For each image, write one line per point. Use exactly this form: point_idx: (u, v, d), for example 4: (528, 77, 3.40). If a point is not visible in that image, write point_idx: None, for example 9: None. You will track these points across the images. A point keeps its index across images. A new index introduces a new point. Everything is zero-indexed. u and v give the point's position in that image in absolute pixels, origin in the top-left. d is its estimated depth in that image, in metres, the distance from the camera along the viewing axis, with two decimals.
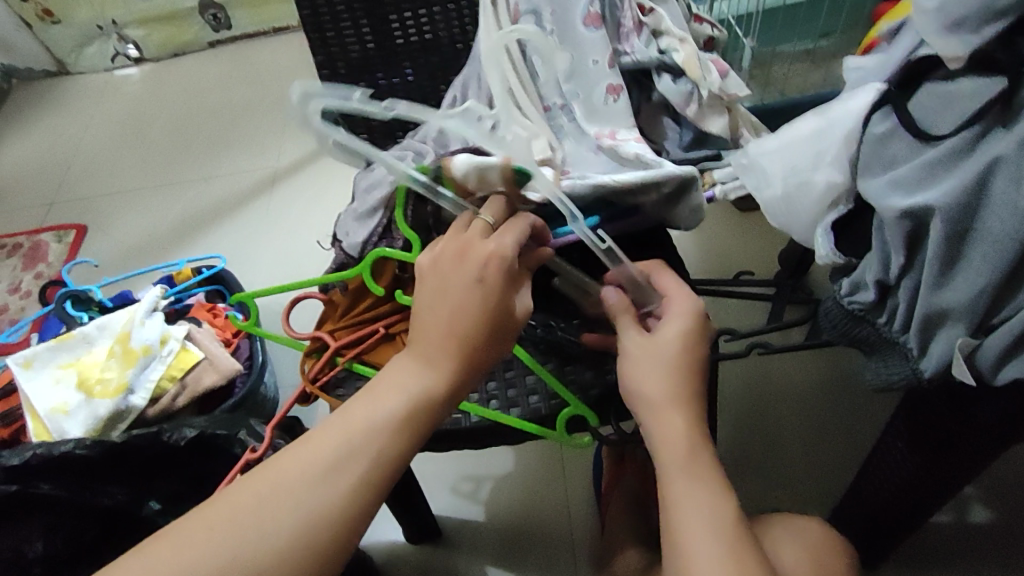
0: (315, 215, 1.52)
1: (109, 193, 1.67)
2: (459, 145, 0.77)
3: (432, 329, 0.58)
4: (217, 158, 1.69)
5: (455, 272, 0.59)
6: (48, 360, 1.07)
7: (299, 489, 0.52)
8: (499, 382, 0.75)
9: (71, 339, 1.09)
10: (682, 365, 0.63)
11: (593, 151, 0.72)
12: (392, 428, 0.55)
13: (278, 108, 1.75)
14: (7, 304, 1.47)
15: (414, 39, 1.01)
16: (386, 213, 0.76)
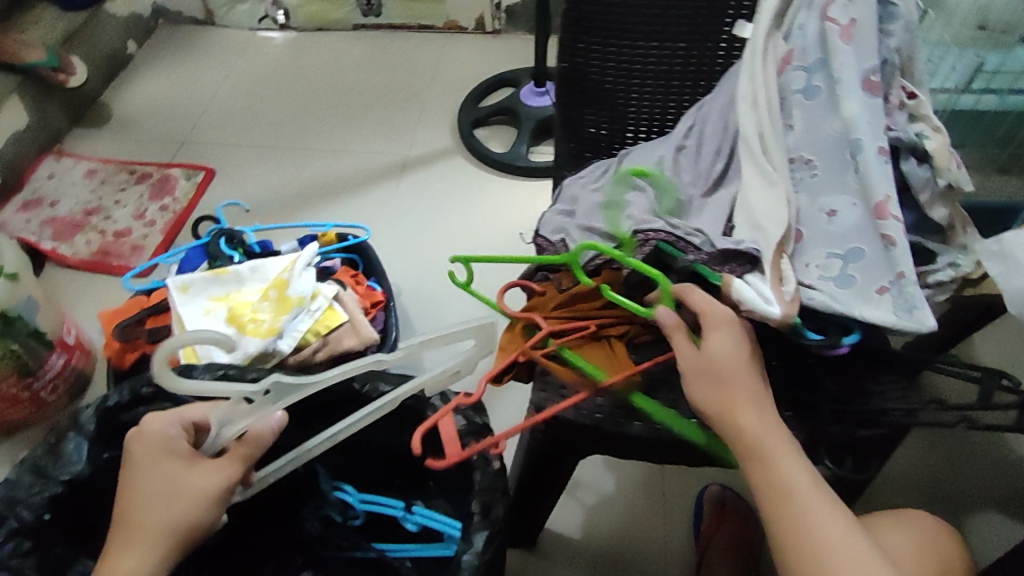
0: (442, 209, 1.53)
1: (238, 145, 1.69)
2: (699, 184, 0.83)
3: (136, 504, 0.65)
4: (349, 134, 1.71)
5: (136, 464, 0.67)
6: (203, 289, 1.10)
7: None
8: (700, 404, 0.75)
9: (225, 275, 1.12)
10: (745, 365, 0.65)
11: (824, 214, 0.75)
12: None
13: (415, 101, 1.77)
14: (130, 229, 1.51)
15: (613, 67, 0.90)
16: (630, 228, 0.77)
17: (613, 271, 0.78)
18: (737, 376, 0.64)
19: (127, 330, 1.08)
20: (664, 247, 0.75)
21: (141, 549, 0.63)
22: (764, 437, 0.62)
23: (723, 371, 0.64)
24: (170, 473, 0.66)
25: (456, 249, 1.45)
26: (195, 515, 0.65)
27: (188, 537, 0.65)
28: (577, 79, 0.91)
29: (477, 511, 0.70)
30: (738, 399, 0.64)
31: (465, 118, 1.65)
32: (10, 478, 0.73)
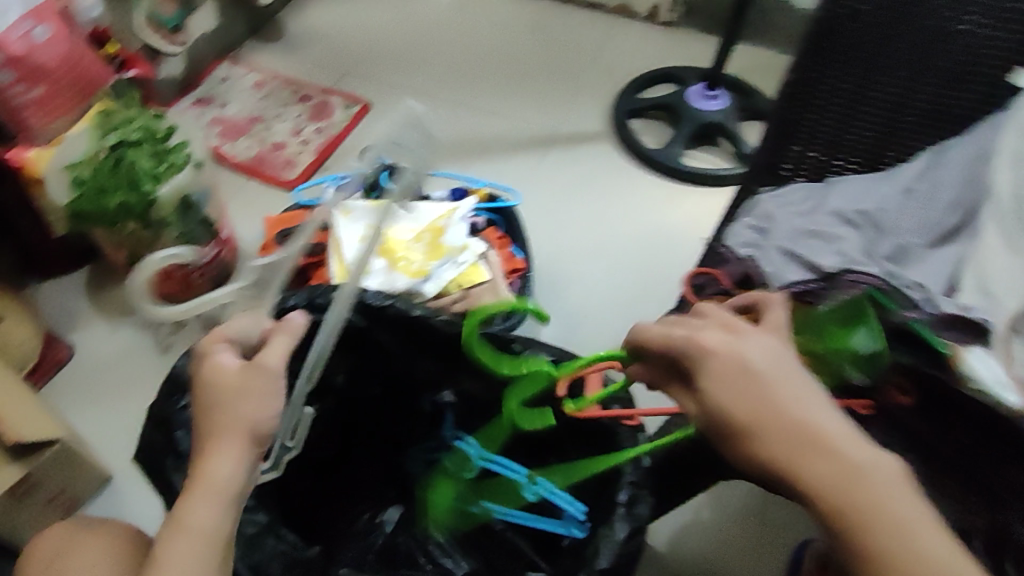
0: (585, 191, 1.50)
1: (397, 84, 1.71)
2: (917, 234, 0.77)
3: (210, 401, 0.62)
4: (504, 97, 1.70)
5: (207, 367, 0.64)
6: (362, 217, 1.14)
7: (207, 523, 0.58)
8: None
9: (383, 209, 1.15)
10: (776, 378, 0.56)
11: None
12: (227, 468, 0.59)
13: (574, 78, 1.74)
14: (287, 143, 1.56)
15: (842, 100, 0.85)
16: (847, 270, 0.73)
17: (805, 306, 0.75)
18: (751, 386, 0.56)
19: (287, 240, 1.15)
20: (876, 294, 0.70)
21: (230, 451, 0.60)
22: (841, 469, 0.52)
23: (744, 375, 0.56)
24: (240, 379, 0.62)
25: (592, 233, 1.43)
26: (266, 416, 0.62)
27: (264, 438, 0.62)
28: (800, 105, 0.86)
29: (623, 503, 0.70)
30: (781, 431, 0.54)
31: (622, 106, 1.62)
32: (195, 349, 0.82)
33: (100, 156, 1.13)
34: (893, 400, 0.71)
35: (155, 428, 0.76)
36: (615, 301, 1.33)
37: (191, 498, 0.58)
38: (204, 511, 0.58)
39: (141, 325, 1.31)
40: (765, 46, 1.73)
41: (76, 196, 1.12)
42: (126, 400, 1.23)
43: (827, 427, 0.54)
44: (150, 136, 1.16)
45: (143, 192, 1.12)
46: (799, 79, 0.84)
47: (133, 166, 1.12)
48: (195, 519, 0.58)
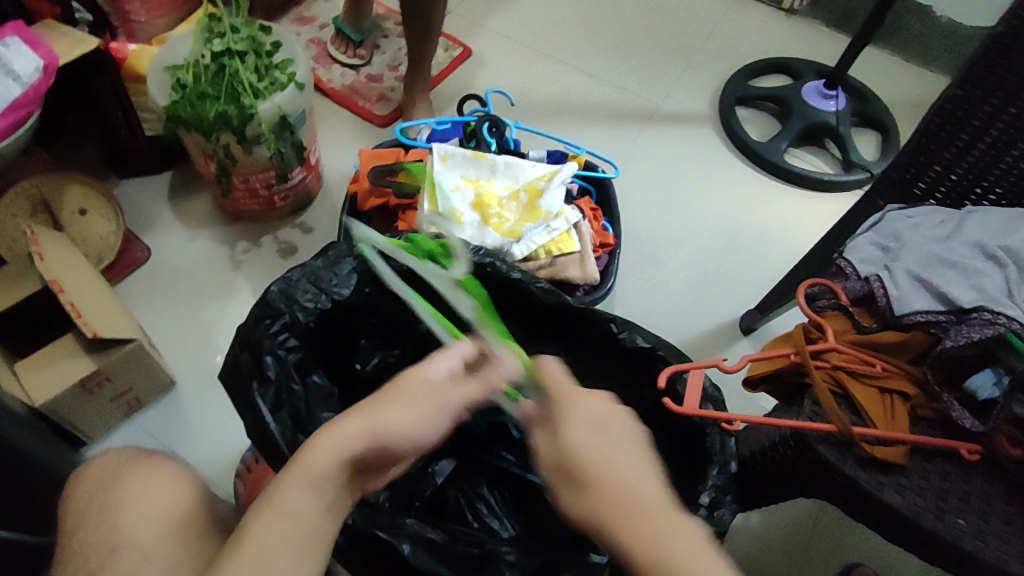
0: (678, 174, 1.45)
1: (499, 32, 1.66)
2: None
3: (391, 404, 0.60)
4: (606, 63, 1.63)
5: (415, 395, 0.62)
6: (459, 166, 1.12)
7: (306, 515, 0.51)
8: (971, 519, 0.68)
9: (482, 160, 1.13)
10: (607, 452, 0.54)
11: None
12: (347, 459, 0.55)
13: (683, 54, 1.66)
14: (382, 76, 1.53)
15: (1004, 123, 0.78)
16: (990, 312, 0.68)
17: (924, 335, 0.72)
18: (598, 455, 0.53)
19: (380, 176, 1.14)
20: (1011, 338, 0.67)
21: (348, 436, 0.55)
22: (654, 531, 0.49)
23: (583, 458, 0.53)
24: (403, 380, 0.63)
25: (679, 220, 1.39)
26: (407, 424, 0.59)
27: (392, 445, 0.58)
28: (956, 123, 0.80)
29: (703, 507, 0.69)
30: (613, 494, 0.51)
31: (729, 91, 1.55)
32: (292, 276, 0.79)
33: (204, 63, 1.11)
34: (1004, 450, 0.68)
35: (243, 348, 0.75)
36: (693, 295, 1.30)
37: (286, 481, 0.52)
38: (301, 497, 0.52)
39: (219, 236, 1.32)
40: (890, 50, 1.62)
41: (175, 99, 1.09)
42: (195, 308, 1.25)
43: (665, 506, 0.51)
44: (255, 50, 1.13)
45: (244, 105, 1.08)
46: (965, 96, 0.77)
47: (235, 78, 1.10)
48: (292, 505, 0.51)
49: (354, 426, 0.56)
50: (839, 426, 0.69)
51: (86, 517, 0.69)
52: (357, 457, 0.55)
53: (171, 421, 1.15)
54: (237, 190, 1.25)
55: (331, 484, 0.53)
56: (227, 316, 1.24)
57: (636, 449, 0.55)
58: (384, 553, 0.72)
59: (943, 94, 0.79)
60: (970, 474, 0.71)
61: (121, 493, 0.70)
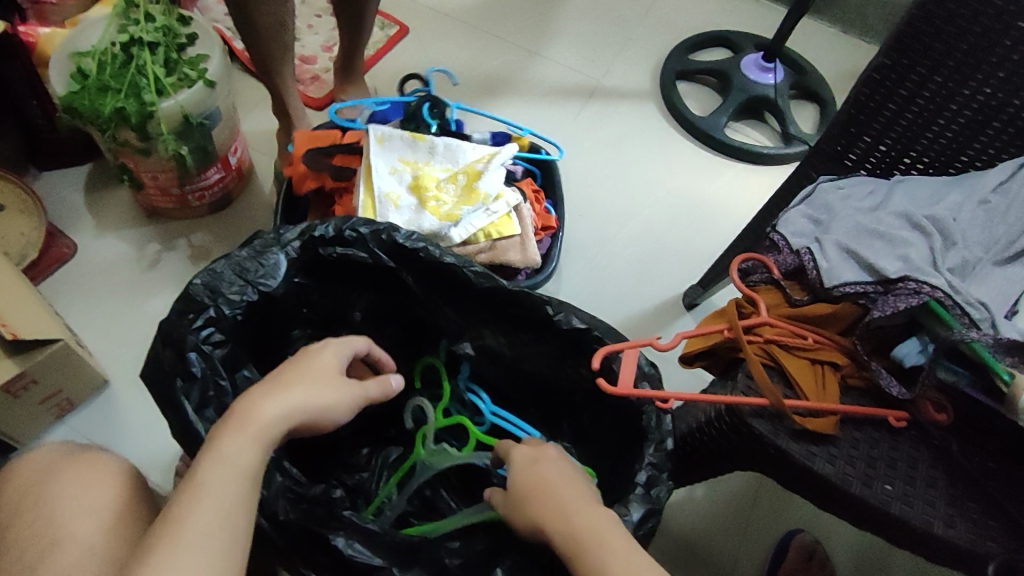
0: (621, 151, 1.44)
1: (438, 9, 1.62)
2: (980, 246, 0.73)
3: (303, 375, 0.67)
4: (547, 40, 1.61)
5: (319, 364, 0.70)
6: (396, 148, 1.08)
7: (247, 464, 0.59)
8: (898, 486, 0.69)
9: (420, 143, 1.09)
10: (538, 479, 0.65)
11: None
12: (284, 425, 0.63)
13: (624, 29, 1.64)
14: (317, 57, 1.48)
15: (929, 94, 0.78)
16: (916, 282, 0.68)
17: (853, 307, 0.72)
18: (539, 482, 0.64)
19: (316, 159, 1.09)
20: (934, 305, 0.67)
21: (281, 400, 0.63)
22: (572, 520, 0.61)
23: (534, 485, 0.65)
24: (316, 358, 0.70)
25: (623, 197, 1.38)
26: (325, 395, 0.67)
27: (316, 423, 0.67)
28: (883, 94, 0.80)
29: (641, 485, 0.69)
30: (547, 511, 0.62)
31: (671, 67, 1.54)
32: (216, 268, 0.74)
33: (111, 51, 1.07)
34: (929, 415, 0.69)
35: (164, 344, 0.70)
36: (637, 272, 1.30)
37: (231, 433, 0.59)
38: (240, 450, 0.59)
39: (150, 228, 1.26)
40: (825, 23, 1.64)
41: (74, 89, 1.04)
42: (126, 304, 1.19)
43: (578, 499, 0.62)
44: (166, 41, 1.09)
45: (143, 101, 1.03)
46: (893, 66, 0.77)
47: (142, 71, 1.05)
48: (233, 453, 0.58)
49: (292, 394, 0.64)
50: (770, 399, 0.69)
51: (10, 521, 0.65)
52: (291, 417, 0.63)
53: (104, 423, 1.11)
54: (148, 187, 1.19)
55: (269, 443, 0.61)
56: (161, 310, 1.19)
57: (568, 471, 0.66)
58: (320, 550, 0.70)
59: (872, 67, 0.79)
60: (898, 440, 0.72)
61: (39, 500, 0.65)
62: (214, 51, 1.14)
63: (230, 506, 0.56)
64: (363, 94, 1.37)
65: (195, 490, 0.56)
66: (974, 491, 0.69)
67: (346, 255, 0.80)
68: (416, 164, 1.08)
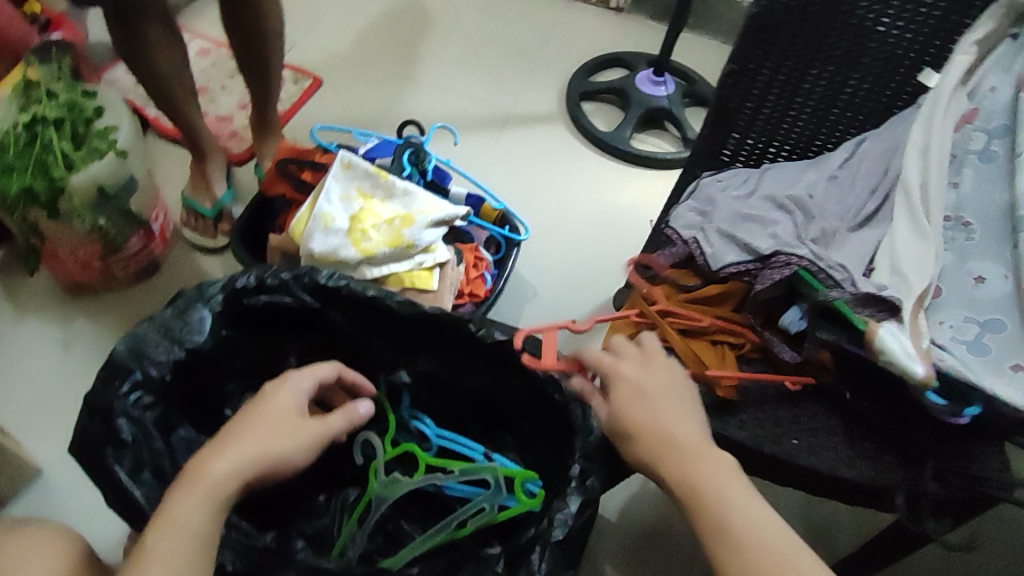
0: (539, 174, 1.52)
1: (347, 59, 1.68)
2: (838, 220, 0.82)
3: (257, 424, 0.70)
4: (457, 76, 1.68)
5: (275, 409, 0.73)
6: (357, 179, 1.14)
7: (196, 524, 0.61)
8: (801, 443, 0.76)
9: (384, 180, 1.15)
10: (662, 396, 0.71)
11: (969, 278, 0.75)
12: (236, 477, 0.65)
13: (528, 57, 1.73)
14: (233, 116, 1.51)
15: (778, 85, 0.88)
16: (787, 255, 0.77)
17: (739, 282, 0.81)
18: (664, 399, 0.70)
19: (285, 170, 1.17)
20: (802, 273, 0.76)
21: (231, 455, 0.66)
22: (702, 460, 0.66)
23: (644, 392, 0.71)
24: (269, 407, 0.73)
25: (545, 216, 1.46)
26: (277, 443, 0.70)
27: (272, 470, 0.69)
28: (738, 93, 0.89)
29: (575, 477, 0.73)
30: (660, 436, 0.67)
31: (575, 88, 1.64)
32: (139, 331, 0.78)
33: (14, 132, 1.08)
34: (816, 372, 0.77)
35: (93, 415, 0.73)
36: (566, 284, 1.37)
37: (180, 494, 0.62)
38: (188, 510, 0.61)
39: (77, 305, 1.26)
40: (709, 34, 1.77)
41: None
42: (59, 385, 1.19)
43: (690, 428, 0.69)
44: (72, 115, 1.10)
45: (51, 180, 1.05)
46: (747, 66, 0.86)
47: (47, 149, 1.07)
48: (181, 514, 0.61)
49: (245, 446, 0.67)
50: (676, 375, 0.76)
51: None
52: (243, 468, 0.66)
53: (50, 506, 1.10)
54: (69, 265, 1.20)
55: (221, 499, 0.63)
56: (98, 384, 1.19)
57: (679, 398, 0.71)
58: None
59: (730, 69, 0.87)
60: (799, 401, 0.79)
61: None
62: (121, 122, 1.16)
63: (182, 565, 0.58)
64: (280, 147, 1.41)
65: (141, 555, 0.58)
66: (868, 435, 0.76)
67: (270, 301, 0.83)
68: (374, 198, 1.14)
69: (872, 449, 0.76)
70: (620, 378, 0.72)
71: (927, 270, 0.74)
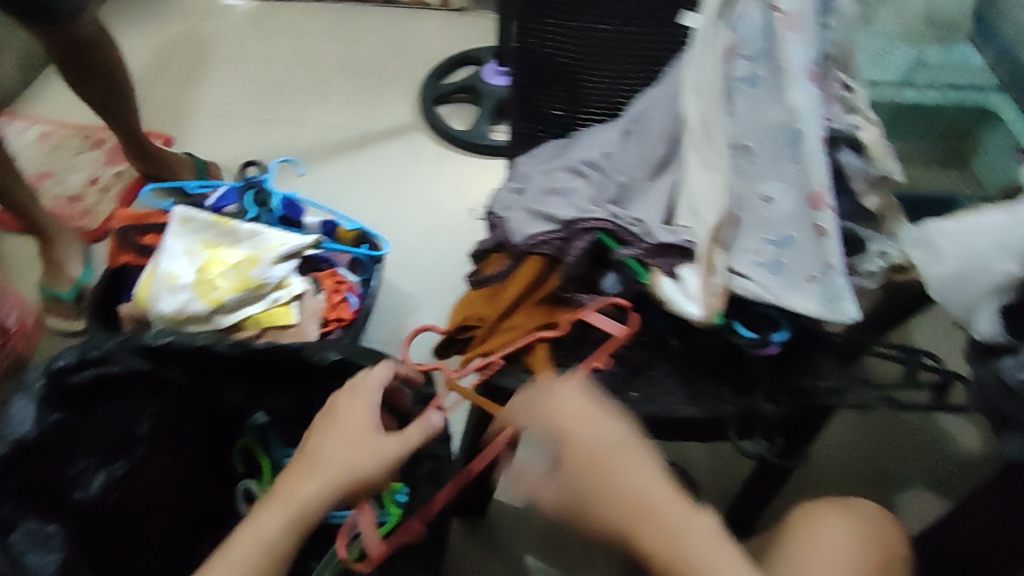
0: (405, 187, 1.53)
1: (197, 114, 1.66)
2: (632, 177, 0.85)
3: (335, 440, 0.69)
4: (310, 109, 1.68)
5: (353, 416, 0.71)
6: (200, 231, 1.13)
7: (267, 547, 0.63)
8: (641, 394, 0.77)
9: (228, 226, 1.14)
10: (617, 461, 0.61)
11: (759, 200, 0.77)
12: (309, 507, 0.65)
13: (377, 75, 1.75)
14: (84, 194, 1.48)
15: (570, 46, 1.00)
16: (585, 222, 0.80)
17: (542, 255, 0.82)
18: (621, 466, 0.60)
19: (127, 237, 1.15)
20: (602, 238, 0.80)
21: (315, 478, 0.66)
22: (679, 527, 0.57)
23: (595, 466, 0.61)
24: (346, 422, 0.70)
25: (416, 227, 1.47)
26: (358, 461, 0.67)
27: (351, 489, 0.66)
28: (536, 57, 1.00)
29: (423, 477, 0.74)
30: (631, 514, 0.58)
31: (426, 95, 1.65)
32: None
33: None
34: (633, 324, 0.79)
35: None
36: (447, 288, 1.38)
37: (265, 512, 0.64)
38: (269, 525, 0.64)
39: None
40: None
41: None
42: None
43: (661, 487, 0.59)
44: None
45: None
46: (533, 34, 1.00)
47: None
48: (259, 531, 0.63)
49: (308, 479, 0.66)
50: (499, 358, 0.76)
51: None
52: (322, 492, 0.65)
53: None
54: None
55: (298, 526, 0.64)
56: None
57: (646, 456, 0.62)
58: None
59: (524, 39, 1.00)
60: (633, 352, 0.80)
61: None
62: None
63: None
64: (159, 173, 1.46)
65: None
66: (701, 369, 0.78)
67: (99, 373, 0.79)
68: (220, 246, 1.13)
69: (708, 382, 0.78)
70: (569, 460, 0.62)
71: (718, 203, 0.75)
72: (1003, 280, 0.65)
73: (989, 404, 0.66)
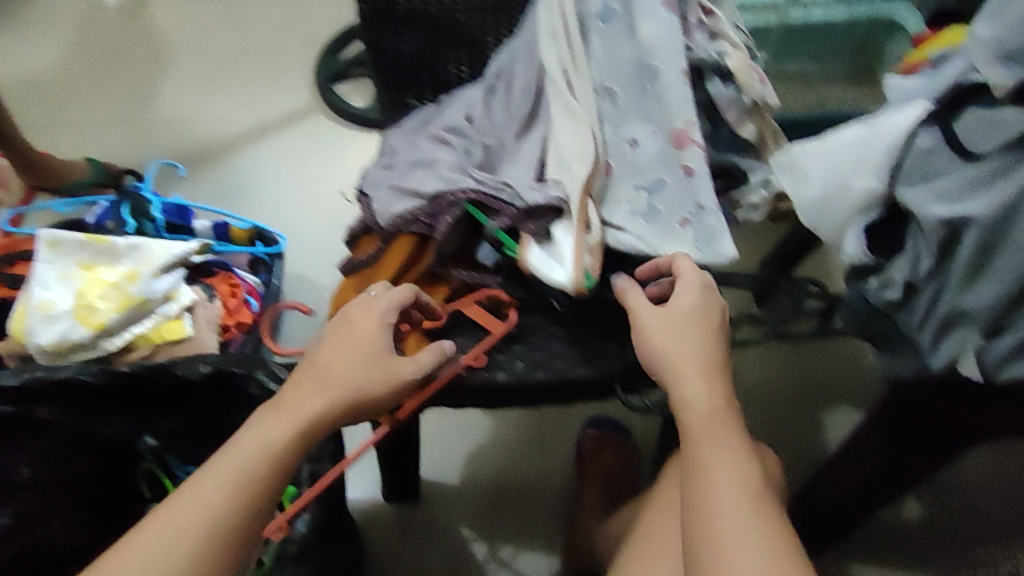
0: (309, 173, 1.47)
1: (79, 122, 1.55)
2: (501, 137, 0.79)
3: (351, 349, 0.63)
4: (200, 103, 1.59)
5: (366, 328, 0.65)
6: (71, 250, 1.03)
7: (267, 454, 0.56)
8: (527, 361, 0.74)
9: (100, 242, 1.04)
10: (689, 328, 0.65)
11: (627, 143, 0.74)
12: (320, 419, 0.59)
13: (269, 58, 1.65)
14: None
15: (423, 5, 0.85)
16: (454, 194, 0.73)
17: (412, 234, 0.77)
18: (686, 334, 0.65)
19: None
20: (472, 210, 0.74)
21: (327, 391, 0.60)
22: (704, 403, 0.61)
23: (679, 325, 0.65)
24: (356, 330, 0.65)
25: (325, 215, 1.42)
26: (369, 377, 0.62)
27: (360, 410, 0.61)
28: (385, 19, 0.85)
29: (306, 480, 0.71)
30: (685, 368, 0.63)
31: (321, 74, 1.57)
32: None
33: None
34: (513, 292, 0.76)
35: None
36: None
37: (269, 418, 0.59)
38: (276, 430, 0.58)
39: None
40: None
41: None
42: None
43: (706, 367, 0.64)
44: None
45: None
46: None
47: None
48: (256, 440, 0.57)
49: (322, 391, 0.60)
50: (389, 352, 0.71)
51: None
52: (336, 402, 0.60)
53: None
54: None
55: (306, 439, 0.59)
56: None
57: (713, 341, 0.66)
58: None
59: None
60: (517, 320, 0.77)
61: None
62: None
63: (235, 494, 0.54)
64: (45, 184, 1.33)
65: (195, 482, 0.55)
66: (587, 328, 0.75)
67: None
68: (95, 264, 1.03)
69: (594, 340, 0.75)
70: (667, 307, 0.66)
71: (587, 151, 0.71)
72: (863, 197, 0.64)
73: (864, 326, 0.71)
